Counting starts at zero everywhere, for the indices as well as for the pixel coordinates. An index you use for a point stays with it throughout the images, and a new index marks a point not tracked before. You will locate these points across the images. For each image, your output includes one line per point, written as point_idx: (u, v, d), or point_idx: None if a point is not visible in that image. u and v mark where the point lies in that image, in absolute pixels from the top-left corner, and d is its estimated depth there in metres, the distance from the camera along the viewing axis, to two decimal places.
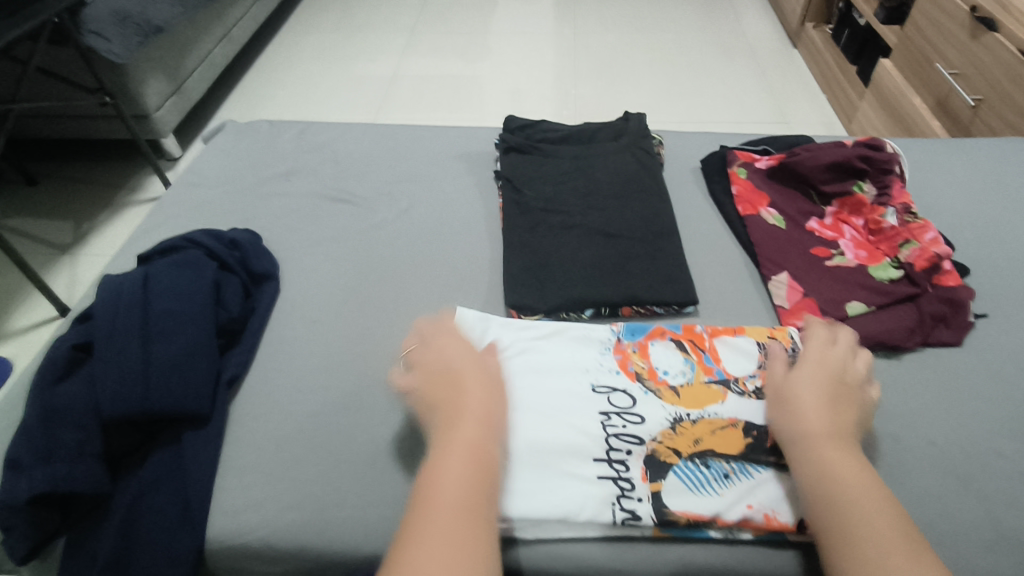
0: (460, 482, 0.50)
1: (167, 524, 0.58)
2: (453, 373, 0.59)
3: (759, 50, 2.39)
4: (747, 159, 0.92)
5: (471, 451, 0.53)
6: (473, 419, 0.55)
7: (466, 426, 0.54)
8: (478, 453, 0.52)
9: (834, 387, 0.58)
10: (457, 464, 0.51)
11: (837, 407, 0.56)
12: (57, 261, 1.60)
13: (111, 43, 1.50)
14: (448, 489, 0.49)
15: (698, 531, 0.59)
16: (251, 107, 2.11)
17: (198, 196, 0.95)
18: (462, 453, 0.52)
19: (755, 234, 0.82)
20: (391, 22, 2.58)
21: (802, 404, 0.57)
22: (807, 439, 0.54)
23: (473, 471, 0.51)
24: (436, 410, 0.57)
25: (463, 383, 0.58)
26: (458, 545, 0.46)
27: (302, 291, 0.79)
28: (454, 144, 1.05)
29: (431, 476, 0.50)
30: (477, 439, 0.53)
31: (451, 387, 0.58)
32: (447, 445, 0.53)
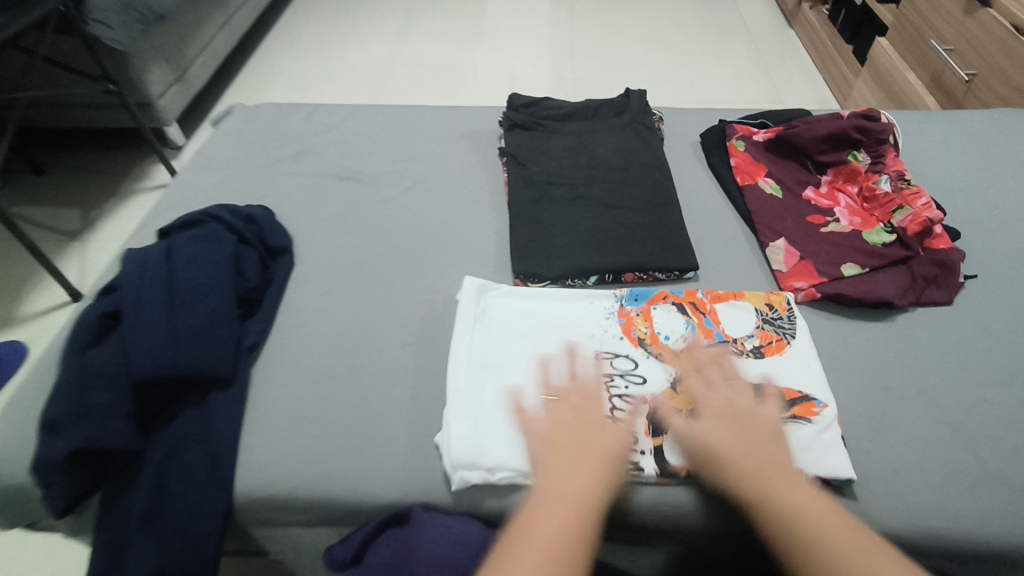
0: (582, 481, 0.53)
1: (197, 478, 0.61)
2: (583, 394, 0.62)
3: (756, 31, 2.40)
4: (745, 132, 0.94)
5: (597, 456, 0.55)
6: (586, 431, 0.58)
7: None
8: (599, 455, 0.55)
9: (722, 410, 0.58)
10: (575, 466, 0.54)
11: (740, 431, 0.56)
12: (68, 247, 1.63)
13: (114, 31, 1.52)
14: (569, 484, 0.52)
15: (697, 480, 0.61)
16: (251, 95, 2.13)
17: (211, 177, 0.97)
18: (575, 455, 0.55)
19: (753, 204, 0.85)
20: (388, 9, 2.59)
21: (704, 435, 0.56)
22: (725, 466, 0.54)
23: (593, 474, 0.53)
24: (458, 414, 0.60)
25: (585, 402, 0.61)
26: (573, 538, 0.48)
27: (316, 264, 0.82)
28: (458, 123, 1.07)
29: (556, 472, 0.53)
30: (603, 447, 0.56)
31: (564, 404, 0.61)
32: (558, 451, 0.56)
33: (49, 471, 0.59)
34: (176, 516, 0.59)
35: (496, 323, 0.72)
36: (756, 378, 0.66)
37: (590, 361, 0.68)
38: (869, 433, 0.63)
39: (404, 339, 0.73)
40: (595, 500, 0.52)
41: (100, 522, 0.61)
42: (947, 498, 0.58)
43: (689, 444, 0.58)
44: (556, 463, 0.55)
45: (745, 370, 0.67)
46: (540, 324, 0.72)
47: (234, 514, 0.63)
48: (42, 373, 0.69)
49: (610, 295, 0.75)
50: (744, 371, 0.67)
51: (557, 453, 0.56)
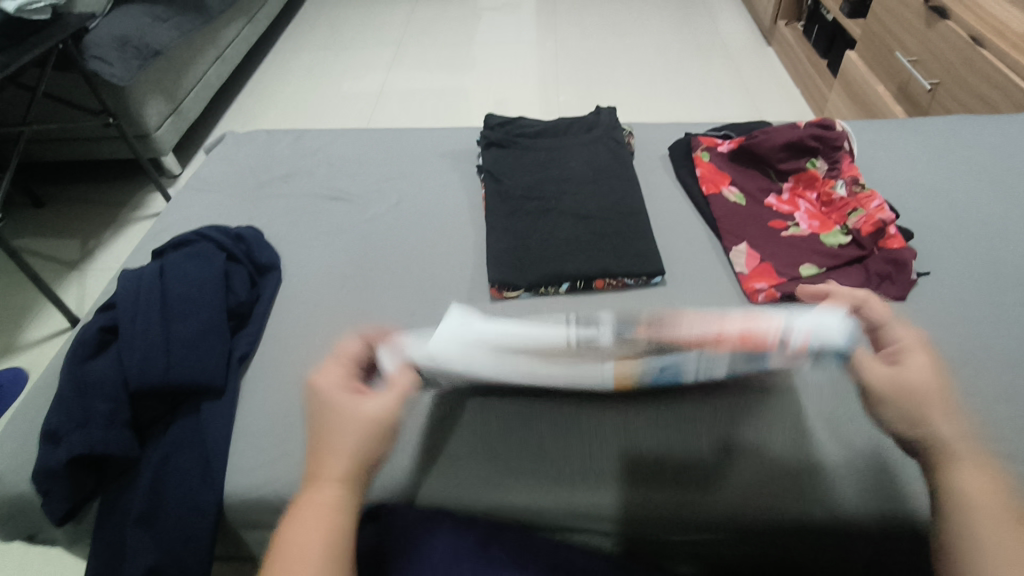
0: (315, 542, 0.47)
1: (192, 482, 0.65)
2: (335, 415, 0.54)
3: (734, 49, 2.48)
4: (710, 143, 0.99)
5: (327, 503, 0.49)
6: (327, 474, 0.51)
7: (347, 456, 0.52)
8: (331, 506, 0.49)
9: (938, 390, 0.53)
10: (312, 523, 0.48)
11: (949, 414, 0.51)
12: (68, 275, 1.68)
13: (114, 67, 1.58)
14: (298, 550, 0.46)
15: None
16: (246, 125, 2.19)
17: (203, 200, 1.02)
18: (316, 506, 0.49)
19: (717, 211, 0.89)
20: (378, 39, 2.68)
21: (927, 410, 0.52)
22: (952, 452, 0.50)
23: (323, 531, 0.47)
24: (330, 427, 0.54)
25: (332, 430, 0.53)
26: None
27: (304, 280, 0.86)
28: (439, 144, 1.12)
29: (287, 535, 0.47)
30: (331, 496, 0.49)
31: (324, 428, 0.54)
32: (302, 502, 0.49)
33: (49, 478, 0.62)
34: (172, 518, 0.63)
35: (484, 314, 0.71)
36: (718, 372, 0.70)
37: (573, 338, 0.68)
38: None
39: None
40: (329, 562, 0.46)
41: (98, 526, 0.64)
42: None
43: (896, 412, 0.53)
44: (290, 522, 0.48)
45: None
46: (526, 303, 0.70)
47: (225, 516, 0.66)
48: (42, 389, 0.73)
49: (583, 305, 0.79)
50: None
51: (297, 508, 0.49)
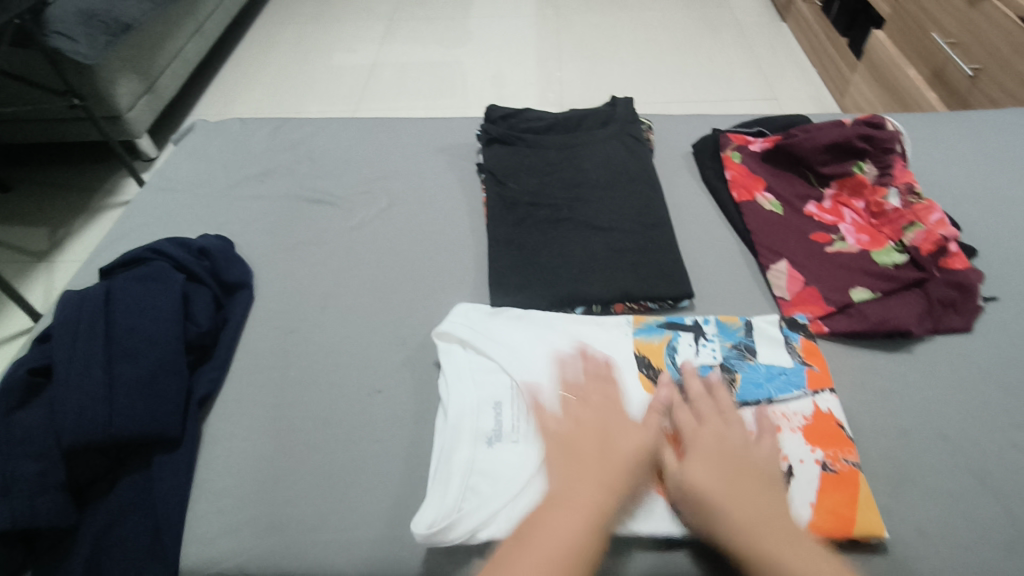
0: (578, 533, 0.48)
1: (138, 555, 0.55)
2: (605, 434, 0.55)
3: (747, 24, 2.34)
4: (741, 141, 0.88)
5: (587, 510, 0.49)
6: (613, 491, 0.51)
7: (590, 483, 0.51)
8: (597, 513, 0.49)
9: (738, 470, 0.52)
10: (562, 526, 0.48)
11: (746, 492, 0.50)
12: (34, 269, 1.56)
13: (77, 43, 1.44)
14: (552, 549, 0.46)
15: None
16: (227, 104, 2.05)
17: (167, 201, 0.90)
18: (573, 510, 0.49)
19: (751, 222, 0.79)
20: (369, 11, 2.51)
21: (717, 499, 0.50)
22: (749, 538, 0.47)
23: (576, 531, 0.48)
24: (563, 463, 0.53)
25: (605, 448, 0.53)
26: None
27: (279, 300, 0.75)
28: (434, 136, 1.00)
29: (535, 530, 0.48)
30: (614, 492, 0.51)
31: (580, 452, 0.53)
32: (560, 497, 0.50)
33: None
34: None
35: (508, 319, 0.68)
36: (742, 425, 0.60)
37: (613, 380, 0.63)
38: (885, 484, 0.56)
39: (373, 385, 0.67)
40: (584, 559, 0.47)
41: None
42: (973, 558, 0.52)
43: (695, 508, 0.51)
44: (547, 520, 0.48)
45: None
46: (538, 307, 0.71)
47: None
48: None
49: (611, 325, 0.68)
50: None
51: (556, 501, 0.50)
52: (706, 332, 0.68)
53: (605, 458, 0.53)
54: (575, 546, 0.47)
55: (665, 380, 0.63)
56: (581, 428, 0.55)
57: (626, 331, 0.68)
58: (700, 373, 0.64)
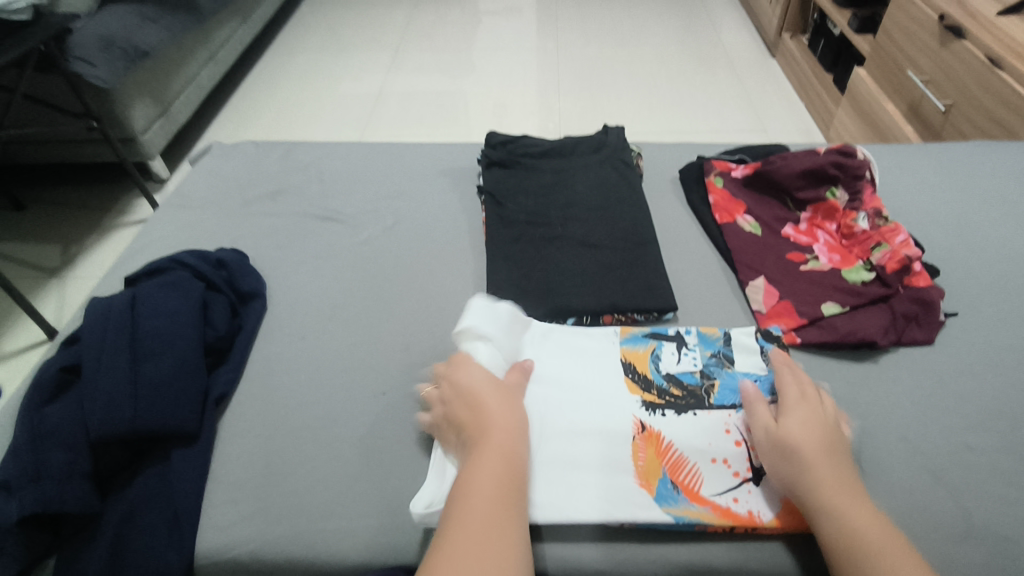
0: (491, 484, 0.54)
1: (157, 540, 0.59)
2: (485, 399, 0.61)
3: (738, 60, 2.44)
4: (724, 168, 0.94)
5: (504, 463, 0.56)
6: (512, 443, 0.57)
7: (495, 439, 0.57)
8: (506, 466, 0.55)
9: (833, 450, 0.57)
10: (482, 483, 0.54)
11: (839, 470, 0.56)
12: (46, 284, 1.61)
13: (97, 67, 1.52)
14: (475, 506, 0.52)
15: (669, 501, 0.59)
16: (237, 129, 2.13)
17: (186, 218, 0.96)
18: (488, 466, 0.55)
19: (732, 241, 0.84)
20: (376, 42, 2.62)
21: (813, 466, 0.55)
22: (833, 506, 0.53)
23: (498, 482, 0.54)
24: (465, 435, 0.59)
25: (490, 409, 0.60)
26: (491, 541, 0.50)
27: (290, 310, 0.80)
28: (437, 160, 1.07)
29: (461, 492, 0.53)
30: (510, 447, 0.57)
31: (475, 420, 0.59)
32: (474, 458, 0.56)
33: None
34: None
35: None
36: (720, 426, 0.64)
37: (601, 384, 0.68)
38: None
39: (377, 388, 0.72)
40: (503, 506, 0.53)
41: None
42: (929, 548, 0.56)
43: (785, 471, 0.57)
44: (463, 483, 0.54)
45: (712, 420, 0.65)
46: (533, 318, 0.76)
47: None
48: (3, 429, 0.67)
49: (599, 334, 0.74)
50: (711, 422, 0.65)
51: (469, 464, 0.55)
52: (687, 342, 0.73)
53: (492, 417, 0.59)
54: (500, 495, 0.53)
55: (650, 386, 0.68)
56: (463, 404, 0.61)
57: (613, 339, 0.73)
58: (681, 380, 0.69)
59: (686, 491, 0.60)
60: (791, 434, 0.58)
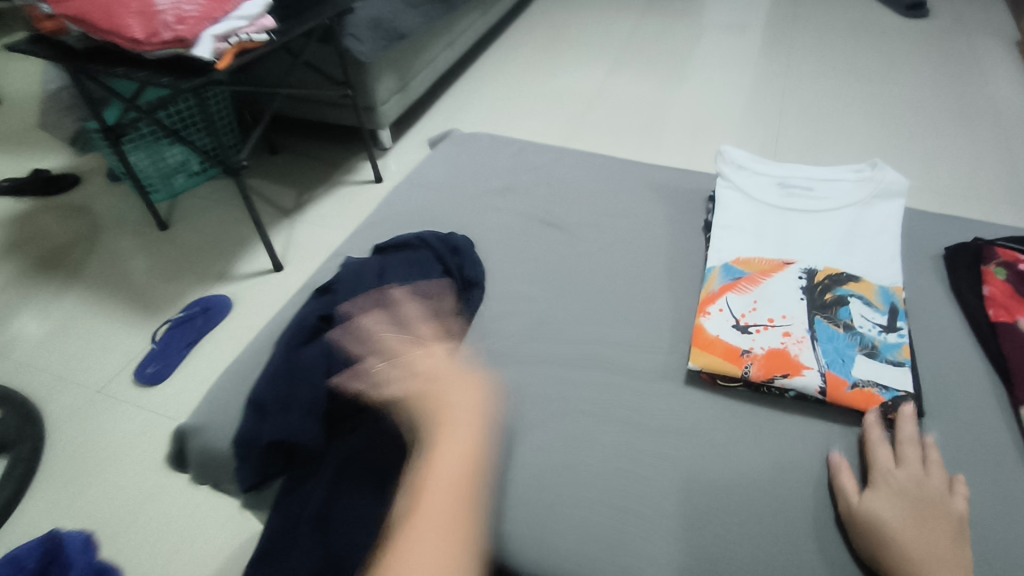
0: (448, 480, 0.57)
1: (369, 490, 0.65)
2: (442, 386, 0.65)
3: (1010, 119, 2.08)
4: (1010, 258, 0.80)
5: (462, 459, 0.59)
6: (443, 434, 0.61)
7: (453, 420, 0.62)
8: (465, 466, 0.58)
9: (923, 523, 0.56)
10: (455, 467, 0.58)
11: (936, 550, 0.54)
12: (280, 222, 1.86)
13: (363, 45, 1.71)
14: (434, 487, 0.56)
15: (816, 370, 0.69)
16: (455, 111, 2.27)
17: (422, 198, 1.04)
18: (454, 460, 0.58)
19: (1010, 347, 0.71)
20: (596, 44, 2.63)
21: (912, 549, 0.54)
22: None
23: (461, 476, 0.57)
24: (420, 398, 0.64)
25: (447, 396, 0.64)
26: (442, 535, 0.53)
27: (502, 307, 0.84)
28: (662, 183, 1.04)
29: (434, 465, 0.58)
30: (461, 446, 0.60)
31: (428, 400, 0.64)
32: (447, 446, 0.59)
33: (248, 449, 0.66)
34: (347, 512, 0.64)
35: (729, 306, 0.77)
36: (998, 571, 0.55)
37: (810, 347, 0.70)
38: None
39: (575, 403, 0.71)
40: (451, 512, 0.55)
41: (279, 503, 0.67)
42: None
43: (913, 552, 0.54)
44: (422, 467, 0.58)
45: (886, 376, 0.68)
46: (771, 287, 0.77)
47: None
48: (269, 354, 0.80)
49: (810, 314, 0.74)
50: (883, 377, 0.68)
51: (444, 448, 0.59)
52: (894, 333, 0.72)
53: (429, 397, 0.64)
54: (446, 487, 0.56)
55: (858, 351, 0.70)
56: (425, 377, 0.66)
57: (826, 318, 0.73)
58: (880, 351, 0.70)
59: (831, 376, 0.68)
60: (897, 516, 0.56)
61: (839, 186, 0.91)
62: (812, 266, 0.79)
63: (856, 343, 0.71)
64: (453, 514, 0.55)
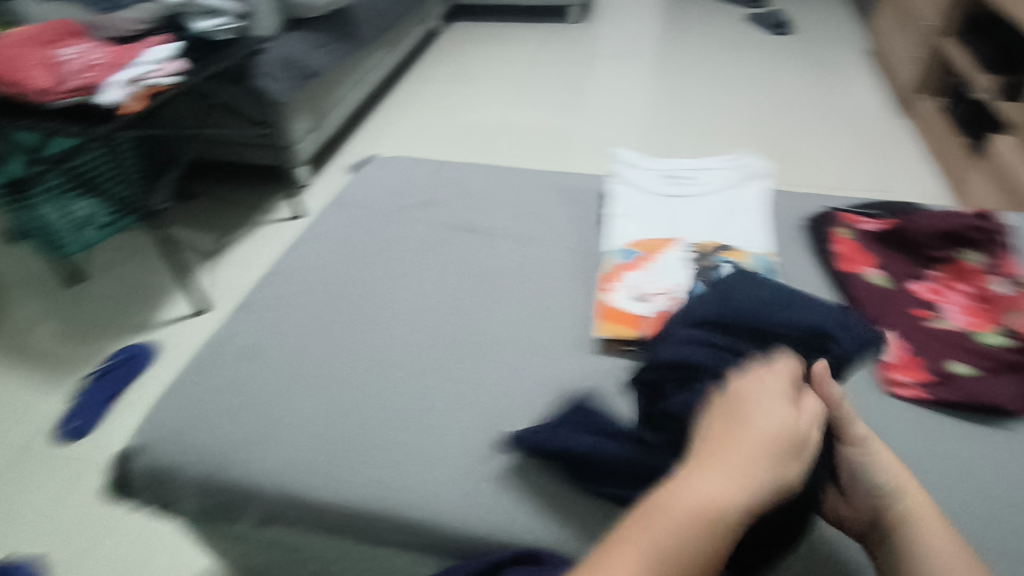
0: (697, 522, 0.46)
1: (332, 478, 0.73)
2: (736, 413, 0.53)
3: (863, 116, 2.39)
4: (852, 221, 0.97)
5: (703, 493, 0.48)
6: (740, 461, 0.49)
7: (744, 443, 0.50)
8: (723, 493, 0.47)
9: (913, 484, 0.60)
10: (665, 515, 0.47)
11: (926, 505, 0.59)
12: (203, 264, 1.85)
13: (277, 85, 1.75)
14: (669, 534, 0.45)
15: None
16: (372, 145, 2.35)
17: (347, 217, 1.10)
18: (695, 495, 0.47)
19: (858, 290, 0.86)
20: (500, 76, 2.80)
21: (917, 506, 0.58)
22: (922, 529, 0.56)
23: (696, 510, 0.47)
24: (712, 425, 0.53)
25: (737, 421, 0.52)
26: None
27: (433, 308, 0.92)
28: (568, 186, 1.16)
29: (675, 514, 0.47)
30: (754, 453, 0.49)
31: (726, 420, 0.53)
32: (676, 489, 0.49)
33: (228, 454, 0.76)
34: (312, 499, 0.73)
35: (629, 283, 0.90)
36: None
37: None
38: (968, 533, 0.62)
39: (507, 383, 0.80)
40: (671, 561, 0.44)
41: (252, 501, 0.75)
42: None
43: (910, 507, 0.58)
44: (677, 509, 0.47)
45: None
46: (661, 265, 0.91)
47: (346, 513, 0.72)
48: (217, 377, 0.85)
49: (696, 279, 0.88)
50: None
51: (673, 493, 0.48)
52: None
53: (738, 421, 0.52)
54: (701, 519, 0.46)
55: None
56: (730, 410, 0.54)
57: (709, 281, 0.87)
58: None
59: None
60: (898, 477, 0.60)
61: (715, 174, 1.07)
62: (694, 240, 0.95)
63: None
64: (689, 556, 0.44)
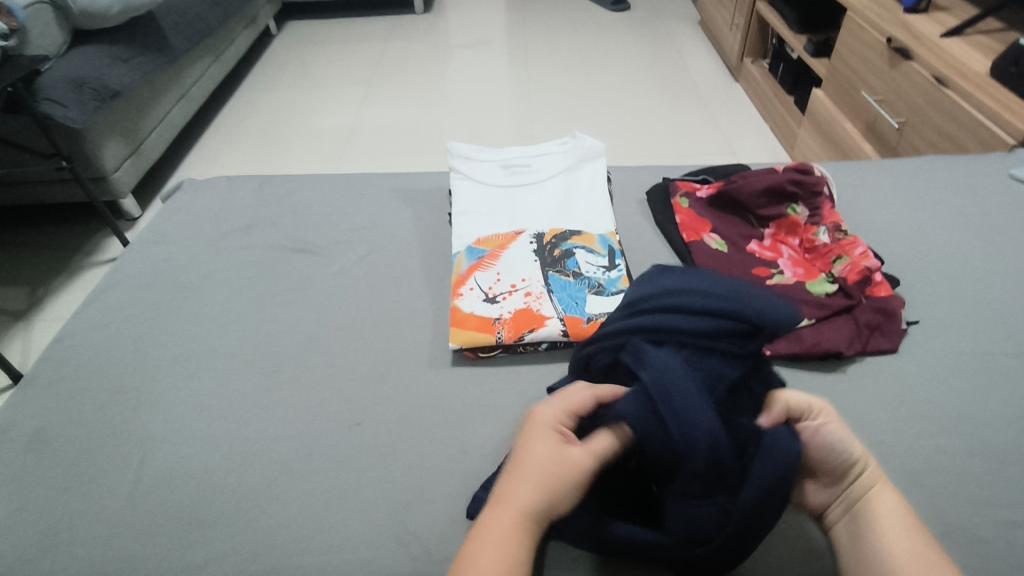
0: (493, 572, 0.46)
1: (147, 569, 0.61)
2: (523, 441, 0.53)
3: (702, 85, 2.52)
4: (688, 189, 0.97)
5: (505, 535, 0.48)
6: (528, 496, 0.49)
7: (523, 476, 0.50)
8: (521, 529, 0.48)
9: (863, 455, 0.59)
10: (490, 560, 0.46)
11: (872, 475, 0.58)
12: (13, 327, 1.58)
13: (68, 109, 1.52)
14: None
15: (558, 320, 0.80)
16: (209, 165, 2.13)
17: (155, 254, 0.95)
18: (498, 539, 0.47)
19: (700, 258, 0.86)
20: (346, 77, 2.65)
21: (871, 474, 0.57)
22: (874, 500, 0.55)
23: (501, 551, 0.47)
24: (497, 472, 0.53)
25: (523, 449, 0.53)
26: None
27: (264, 345, 0.81)
28: (409, 188, 1.08)
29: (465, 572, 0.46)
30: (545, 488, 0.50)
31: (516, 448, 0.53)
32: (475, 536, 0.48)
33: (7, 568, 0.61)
34: None
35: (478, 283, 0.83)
36: None
37: (548, 301, 0.80)
38: None
39: (354, 417, 0.72)
40: None
41: None
42: None
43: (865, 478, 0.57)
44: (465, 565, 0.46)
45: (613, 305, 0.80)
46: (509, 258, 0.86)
47: None
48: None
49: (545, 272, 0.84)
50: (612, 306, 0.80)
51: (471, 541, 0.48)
52: (614, 268, 0.85)
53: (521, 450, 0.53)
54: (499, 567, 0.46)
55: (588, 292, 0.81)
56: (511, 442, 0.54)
57: (557, 272, 0.84)
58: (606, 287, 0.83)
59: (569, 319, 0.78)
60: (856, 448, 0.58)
61: (552, 159, 1.04)
62: (540, 230, 0.91)
63: (585, 286, 0.82)
64: None
